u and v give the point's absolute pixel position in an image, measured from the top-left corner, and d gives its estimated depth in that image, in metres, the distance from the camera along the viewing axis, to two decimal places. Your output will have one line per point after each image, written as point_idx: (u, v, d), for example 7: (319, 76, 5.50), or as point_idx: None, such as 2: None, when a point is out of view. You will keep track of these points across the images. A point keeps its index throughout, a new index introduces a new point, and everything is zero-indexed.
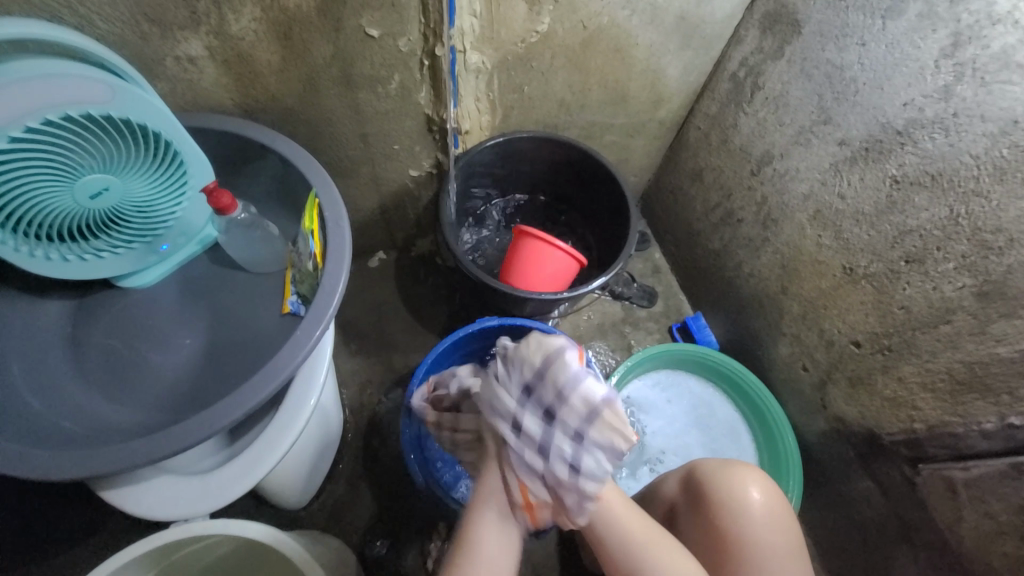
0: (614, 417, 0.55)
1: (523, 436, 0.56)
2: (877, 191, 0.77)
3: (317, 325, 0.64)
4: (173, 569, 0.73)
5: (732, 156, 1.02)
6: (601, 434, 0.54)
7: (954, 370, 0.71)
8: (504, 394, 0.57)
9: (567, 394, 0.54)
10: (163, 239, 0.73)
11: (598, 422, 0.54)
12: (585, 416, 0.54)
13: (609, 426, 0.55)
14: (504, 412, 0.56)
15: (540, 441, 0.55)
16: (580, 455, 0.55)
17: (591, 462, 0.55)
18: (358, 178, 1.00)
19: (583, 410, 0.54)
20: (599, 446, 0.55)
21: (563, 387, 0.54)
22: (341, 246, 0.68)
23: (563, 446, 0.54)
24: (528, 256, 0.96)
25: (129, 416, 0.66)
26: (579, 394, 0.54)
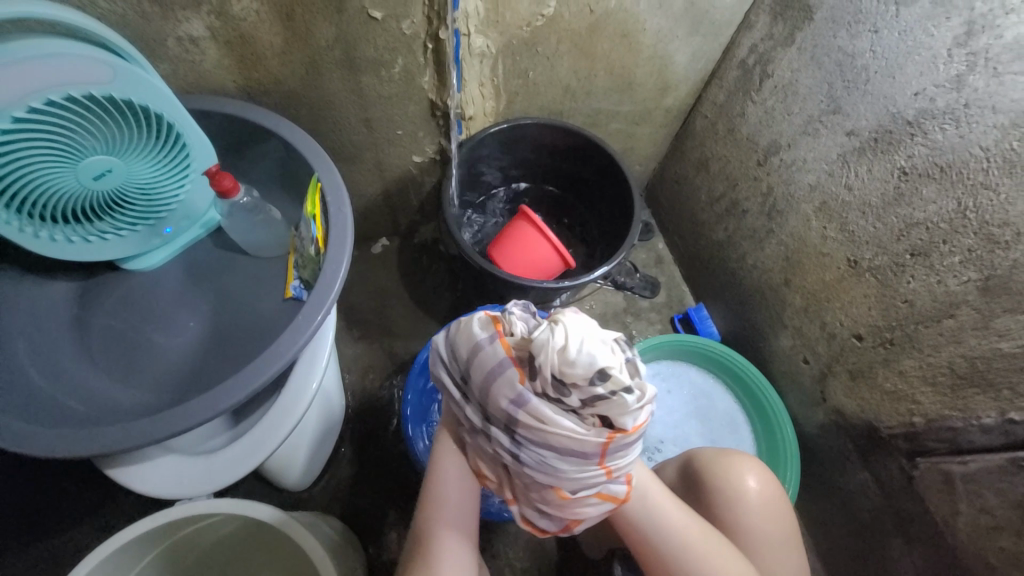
0: (509, 395, 0.51)
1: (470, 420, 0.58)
2: (885, 182, 0.76)
3: (318, 310, 0.64)
4: (179, 544, 0.75)
5: (739, 146, 1.01)
6: (499, 409, 0.53)
7: (955, 364, 0.71)
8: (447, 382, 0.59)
9: (489, 386, 0.52)
10: (167, 222, 0.73)
11: (492, 396, 0.53)
12: (482, 389, 0.54)
13: (505, 399, 0.52)
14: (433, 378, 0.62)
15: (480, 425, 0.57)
16: (489, 425, 0.55)
17: (501, 435, 0.54)
18: (361, 164, 1.00)
19: (508, 403, 0.52)
20: (502, 420, 0.53)
21: (485, 380, 0.53)
22: (343, 230, 0.68)
23: (473, 413, 0.57)
24: (521, 247, 0.98)
25: (135, 397, 0.67)
26: (499, 387, 0.52)
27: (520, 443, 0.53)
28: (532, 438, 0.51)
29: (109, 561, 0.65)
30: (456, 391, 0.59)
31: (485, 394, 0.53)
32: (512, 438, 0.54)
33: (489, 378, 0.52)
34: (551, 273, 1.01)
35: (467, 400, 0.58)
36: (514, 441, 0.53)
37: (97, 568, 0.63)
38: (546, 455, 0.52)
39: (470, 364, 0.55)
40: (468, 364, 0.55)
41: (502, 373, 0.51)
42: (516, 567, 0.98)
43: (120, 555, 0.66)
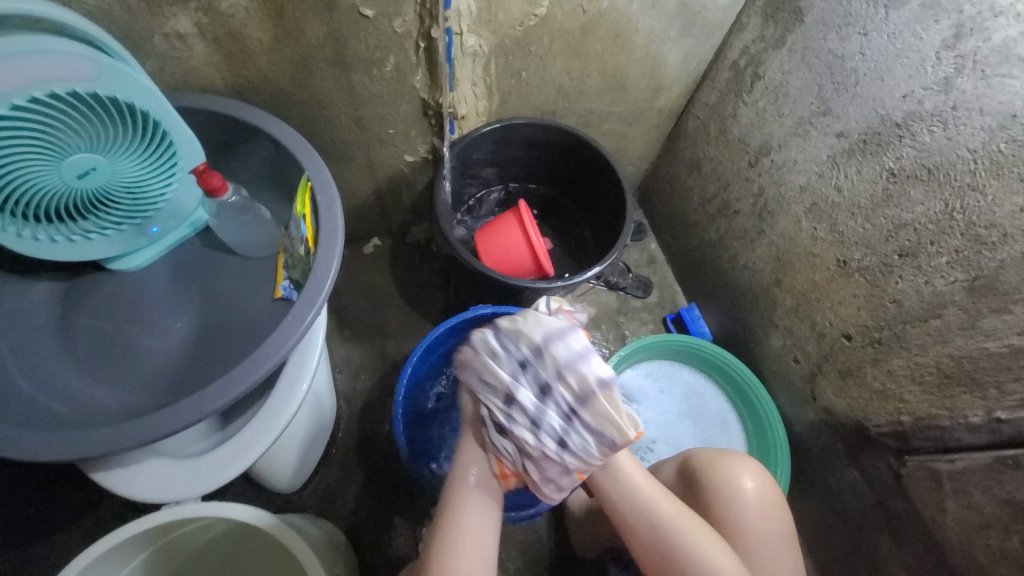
0: (590, 377, 0.56)
1: (517, 409, 0.57)
2: (874, 184, 0.76)
3: (309, 310, 0.63)
4: (167, 548, 0.73)
5: (730, 147, 1.01)
6: (570, 394, 0.56)
7: (942, 363, 0.72)
8: (501, 368, 0.58)
9: (567, 371, 0.56)
10: (154, 221, 0.72)
11: (568, 378, 0.56)
12: (555, 372, 0.56)
13: (583, 385, 0.56)
14: (483, 365, 0.59)
15: (533, 413, 0.57)
16: (545, 410, 0.57)
17: (558, 420, 0.57)
18: (353, 163, 0.99)
19: (579, 389, 0.56)
20: (565, 404, 0.57)
21: (564, 365, 0.56)
22: (333, 229, 0.67)
23: (528, 398, 0.57)
24: (502, 239, 0.99)
25: (122, 399, 0.66)
26: (579, 374, 0.56)
27: (576, 428, 0.57)
28: (593, 423, 0.57)
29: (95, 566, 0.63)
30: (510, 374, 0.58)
31: (558, 380, 0.57)
32: (567, 422, 0.57)
33: (572, 363, 0.56)
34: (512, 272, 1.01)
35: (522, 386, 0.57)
36: (570, 424, 0.57)
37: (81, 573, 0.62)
38: (594, 441, 0.57)
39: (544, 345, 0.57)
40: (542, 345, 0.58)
41: (588, 358, 0.57)
42: (508, 567, 0.98)
43: (107, 560, 0.65)
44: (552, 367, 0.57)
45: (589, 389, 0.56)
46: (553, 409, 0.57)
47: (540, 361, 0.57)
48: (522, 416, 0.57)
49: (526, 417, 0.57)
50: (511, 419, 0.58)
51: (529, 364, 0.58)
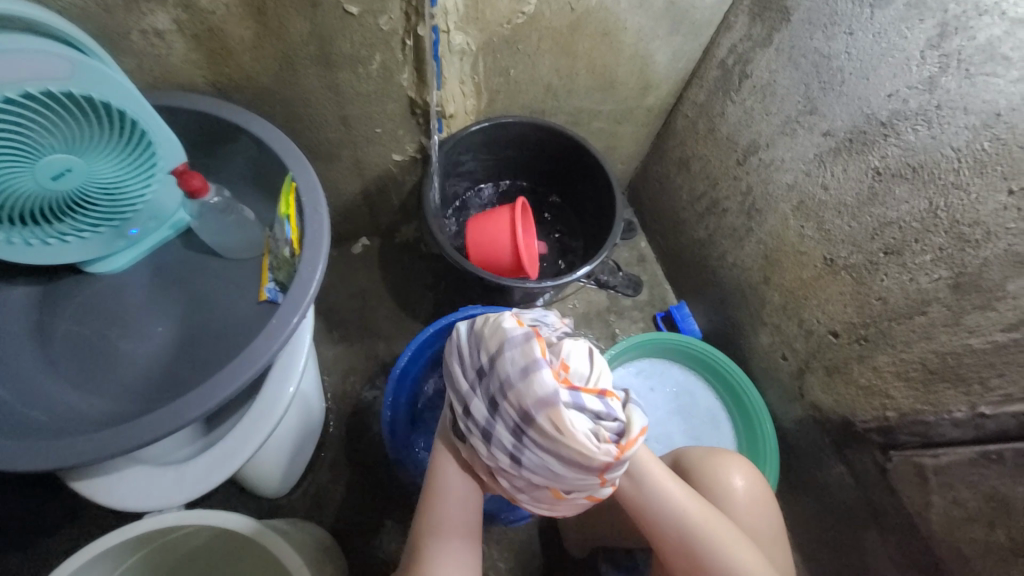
0: (530, 395, 0.53)
1: (472, 418, 0.59)
2: (860, 182, 0.77)
3: (294, 312, 0.62)
4: (147, 557, 0.71)
5: (719, 145, 1.02)
6: (513, 410, 0.55)
7: (927, 360, 0.73)
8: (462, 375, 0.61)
9: (508, 385, 0.55)
10: (133, 222, 0.70)
11: (508, 394, 0.55)
12: (499, 386, 0.56)
13: (522, 402, 0.54)
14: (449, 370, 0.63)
15: (484, 424, 0.58)
16: (495, 423, 0.57)
17: (508, 435, 0.56)
18: (339, 162, 0.98)
19: (520, 405, 0.54)
20: (510, 421, 0.55)
21: (506, 379, 0.55)
22: (318, 230, 0.66)
23: (479, 410, 0.58)
24: (490, 235, 0.98)
25: (101, 406, 0.64)
26: (518, 389, 0.54)
27: (527, 446, 0.55)
28: (539, 442, 0.54)
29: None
30: (467, 385, 0.60)
31: (502, 393, 0.56)
32: (517, 439, 0.55)
33: (512, 377, 0.55)
34: (495, 270, 1.00)
35: (476, 397, 0.59)
36: (520, 440, 0.55)
37: None
38: (547, 460, 0.54)
39: (494, 357, 0.57)
40: (492, 356, 0.58)
41: (532, 371, 0.54)
42: (501, 567, 0.98)
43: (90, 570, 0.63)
44: (498, 381, 0.56)
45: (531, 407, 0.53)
46: (501, 423, 0.56)
47: (490, 373, 0.58)
48: (476, 428, 0.59)
49: (481, 429, 0.58)
50: (469, 429, 0.60)
51: (483, 376, 0.58)
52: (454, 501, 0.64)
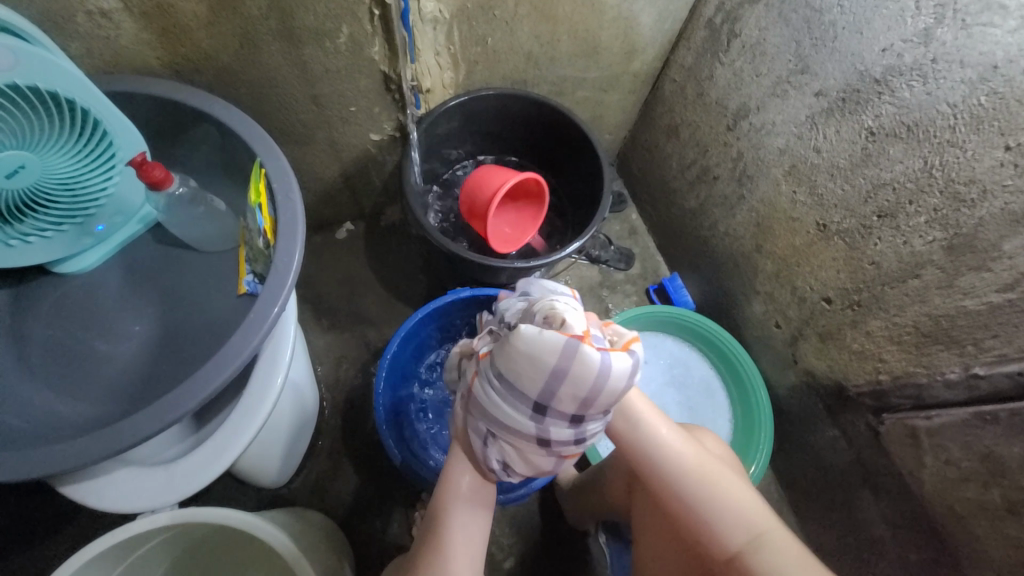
0: (620, 383, 0.48)
1: (556, 445, 0.52)
2: (853, 143, 0.75)
3: (272, 304, 0.60)
4: (139, 563, 0.70)
5: (708, 110, 0.98)
6: (600, 409, 0.50)
7: (920, 323, 0.72)
8: (519, 418, 0.50)
9: (593, 399, 0.48)
10: (98, 218, 0.67)
11: (596, 404, 0.49)
12: (582, 403, 0.48)
13: (611, 400, 0.49)
14: (494, 417, 0.52)
15: (573, 439, 0.52)
16: (584, 429, 0.51)
17: (597, 424, 0.52)
18: (315, 145, 0.94)
19: (611, 399, 0.49)
20: (600, 415, 0.51)
21: (588, 396, 0.48)
22: (293, 218, 0.63)
23: (564, 434, 0.51)
24: (479, 182, 0.97)
25: (81, 409, 0.62)
26: (606, 392, 0.48)
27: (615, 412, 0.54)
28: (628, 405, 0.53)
29: None
30: (532, 422, 0.50)
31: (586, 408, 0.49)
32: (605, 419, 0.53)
33: (594, 393, 0.48)
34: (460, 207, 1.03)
35: (547, 428, 0.50)
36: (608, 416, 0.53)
37: None
38: None
39: (556, 384, 0.47)
40: (552, 383, 0.47)
41: (606, 365, 0.47)
42: (503, 543, 0.99)
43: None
44: (574, 400, 0.48)
45: (619, 392, 0.49)
46: (591, 422, 0.51)
47: (558, 401, 0.48)
48: (565, 448, 0.52)
49: (571, 447, 0.52)
50: (554, 454, 0.53)
51: (548, 407, 0.49)
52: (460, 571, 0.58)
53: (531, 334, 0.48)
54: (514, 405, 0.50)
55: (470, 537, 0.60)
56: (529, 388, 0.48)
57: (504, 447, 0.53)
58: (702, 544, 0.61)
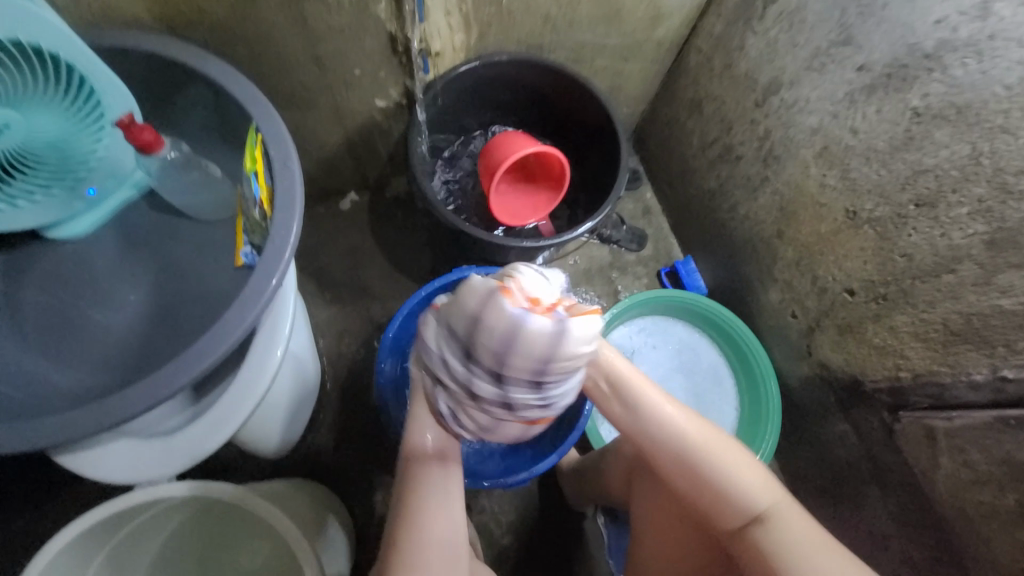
0: (540, 347, 0.45)
1: (482, 400, 0.50)
2: (894, 125, 0.69)
3: (267, 281, 0.57)
4: (139, 529, 0.71)
5: (736, 84, 0.92)
6: (521, 371, 0.46)
7: (950, 321, 0.68)
8: (448, 362, 0.50)
9: (507, 353, 0.45)
10: (89, 182, 0.64)
11: (513, 362, 0.46)
12: (498, 357, 0.46)
13: (530, 361, 0.46)
14: (431, 361, 0.53)
15: (498, 400, 0.49)
16: (510, 392, 0.48)
17: (529, 394, 0.49)
18: (317, 110, 0.89)
19: (532, 361, 0.46)
20: (526, 380, 0.47)
21: (502, 349, 0.45)
22: (290, 187, 0.59)
23: (486, 390, 0.49)
24: (500, 145, 0.93)
25: (76, 378, 0.61)
26: (521, 349, 0.45)
27: (554, 389, 0.49)
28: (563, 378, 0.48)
29: (69, 550, 0.61)
30: (458, 370, 0.50)
31: (502, 365, 0.46)
32: (537, 389, 0.48)
33: (506, 347, 0.45)
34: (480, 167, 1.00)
35: (470, 378, 0.49)
36: (544, 391, 0.49)
37: (53, 560, 0.60)
38: (571, 382, 0.50)
39: (476, 333, 0.46)
40: (473, 331, 0.47)
41: (524, 323, 0.45)
42: (502, 521, 1.00)
43: (78, 546, 0.62)
44: (492, 355, 0.46)
45: (544, 358, 0.46)
46: (518, 387, 0.48)
47: (480, 353, 0.47)
48: (492, 407, 0.50)
49: (500, 409, 0.50)
50: (484, 411, 0.51)
51: (472, 358, 0.48)
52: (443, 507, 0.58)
53: (472, 281, 0.48)
54: (446, 352, 0.50)
55: (452, 496, 0.60)
56: (454, 332, 0.49)
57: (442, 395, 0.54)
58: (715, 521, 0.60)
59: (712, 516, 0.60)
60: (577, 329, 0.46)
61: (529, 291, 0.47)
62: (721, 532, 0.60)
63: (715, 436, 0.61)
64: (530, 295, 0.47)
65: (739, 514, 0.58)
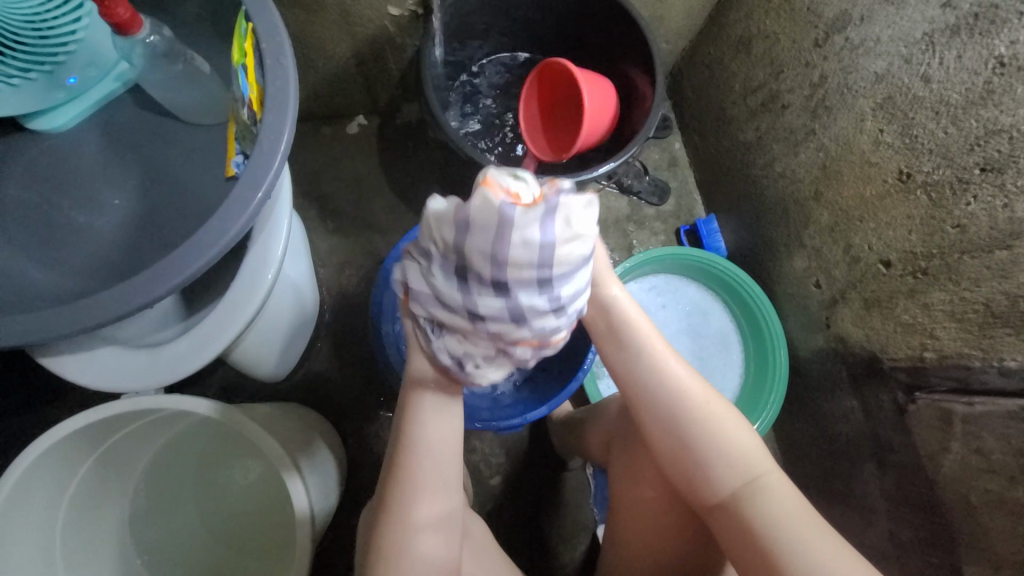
0: (535, 236, 0.39)
1: (486, 320, 0.43)
2: (974, 75, 0.61)
3: (255, 190, 0.52)
4: (129, 439, 0.71)
5: (794, 19, 0.81)
6: (519, 268, 0.40)
7: (993, 301, 0.63)
8: (441, 286, 0.44)
9: (501, 248, 0.40)
10: (70, 69, 0.58)
11: (508, 259, 0.40)
12: (493, 258, 0.40)
13: (523, 252, 0.39)
14: (426, 294, 0.47)
15: (503, 313, 0.42)
16: (511, 299, 0.41)
17: (534, 299, 0.42)
18: (325, 13, 0.80)
19: (530, 253, 0.40)
20: (529, 280, 0.41)
21: (495, 245, 0.40)
22: (283, 86, 0.53)
23: (489, 305, 0.42)
24: (595, 98, 0.84)
25: (58, 279, 0.58)
26: (514, 239, 0.39)
27: (562, 287, 0.42)
28: (568, 266, 0.41)
29: (55, 452, 0.60)
30: (455, 291, 0.44)
31: (497, 265, 0.40)
32: (543, 288, 0.41)
33: (499, 242, 0.39)
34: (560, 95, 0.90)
35: (466, 295, 0.43)
36: (552, 290, 0.42)
37: (43, 455, 0.59)
38: (579, 278, 0.44)
39: (461, 243, 0.41)
40: (458, 242, 0.42)
41: (507, 210, 0.39)
42: (491, 462, 1.00)
43: (66, 446, 0.61)
44: (483, 261, 0.41)
45: (543, 247, 0.40)
46: (520, 291, 0.41)
47: (471, 262, 0.41)
48: (498, 326, 0.43)
49: (507, 328, 0.43)
50: (489, 334, 0.44)
51: (466, 271, 0.42)
52: (435, 471, 0.58)
53: (440, 204, 0.44)
54: (434, 279, 0.45)
55: (444, 459, 0.58)
56: (443, 249, 0.43)
57: (445, 330, 0.48)
58: (697, 487, 0.59)
59: (699, 481, 0.58)
60: (574, 207, 0.40)
61: (507, 186, 0.41)
62: (705, 500, 0.58)
63: (717, 403, 0.60)
64: (515, 186, 0.41)
65: (724, 481, 0.57)
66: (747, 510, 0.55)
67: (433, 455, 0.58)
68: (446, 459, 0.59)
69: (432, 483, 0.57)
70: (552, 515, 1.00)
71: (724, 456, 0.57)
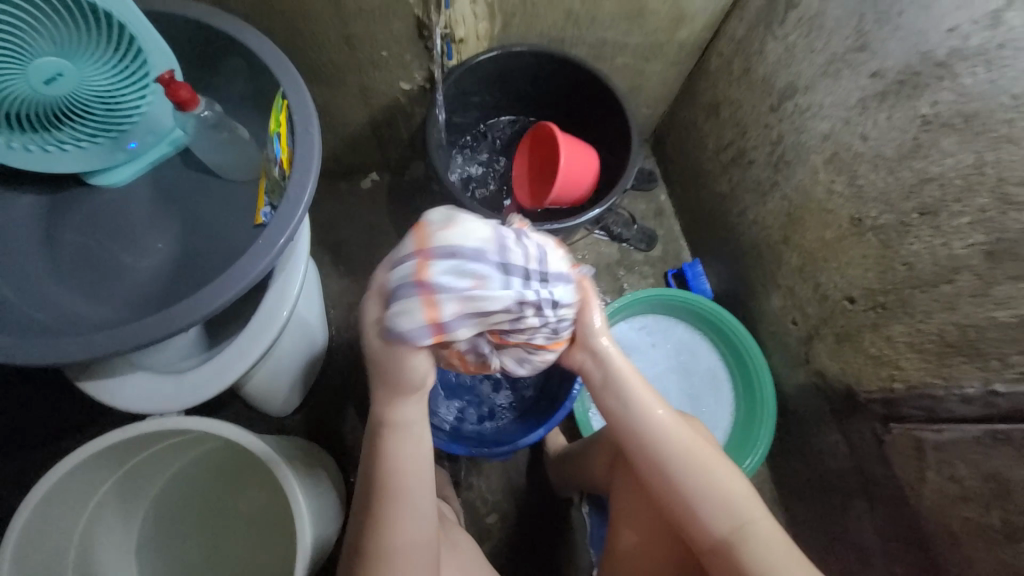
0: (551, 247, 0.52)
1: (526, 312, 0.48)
2: (903, 132, 0.69)
3: (280, 234, 0.61)
4: (145, 463, 0.75)
5: (752, 88, 0.93)
6: (549, 267, 0.50)
7: (945, 332, 0.68)
8: (493, 284, 0.45)
9: (537, 252, 0.49)
10: (131, 136, 0.69)
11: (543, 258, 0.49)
12: (534, 258, 0.49)
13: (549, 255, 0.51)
14: (469, 295, 0.45)
15: (537, 306, 0.49)
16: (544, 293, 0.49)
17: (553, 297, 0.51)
18: (345, 88, 0.94)
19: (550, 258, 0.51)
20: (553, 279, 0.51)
21: (533, 248, 0.49)
22: (309, 149, 0.63)
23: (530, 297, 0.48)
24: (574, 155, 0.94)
25: (103, 312, 0.66)
26: (542, 247, 0.50)
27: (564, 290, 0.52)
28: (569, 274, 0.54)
29: (77, 473, 0.65)
30: (505, 288, 0.46)
31: (538, 263, 0.49)
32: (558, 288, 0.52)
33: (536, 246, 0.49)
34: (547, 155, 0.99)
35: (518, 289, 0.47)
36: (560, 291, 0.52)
37: (65, 478, 0.63)
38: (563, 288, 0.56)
39: (510, 244, 0.47)
40: (507, 243, 0.47)
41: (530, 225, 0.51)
42: (488, 499, 1.02)
43: (88, 467, 0.66)
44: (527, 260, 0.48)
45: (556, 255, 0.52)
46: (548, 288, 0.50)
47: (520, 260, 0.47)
48: (531, 317, 0.49)
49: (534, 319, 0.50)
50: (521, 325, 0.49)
51: (513, 269, 0.47)
52: (410, 533, 0.55)
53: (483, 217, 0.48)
54: (488, 285, 0.45)
55: (419, 519, 0.56)
56: (494, 248, 0.46)
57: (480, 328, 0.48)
58: (689, 529, 0.61)
59: (691, 524, 0.61)
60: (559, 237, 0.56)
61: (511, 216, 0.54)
62: (697, 541, 0.61)
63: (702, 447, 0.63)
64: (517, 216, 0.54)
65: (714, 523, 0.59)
66: (735, 552, 0.58)
67: (407, 513, 0.55)
68: (420, 521, 0.56)
69: (407, 548, 0.55)
70: (550, 555, 1.00)
71: (712, 499, 0.60)
